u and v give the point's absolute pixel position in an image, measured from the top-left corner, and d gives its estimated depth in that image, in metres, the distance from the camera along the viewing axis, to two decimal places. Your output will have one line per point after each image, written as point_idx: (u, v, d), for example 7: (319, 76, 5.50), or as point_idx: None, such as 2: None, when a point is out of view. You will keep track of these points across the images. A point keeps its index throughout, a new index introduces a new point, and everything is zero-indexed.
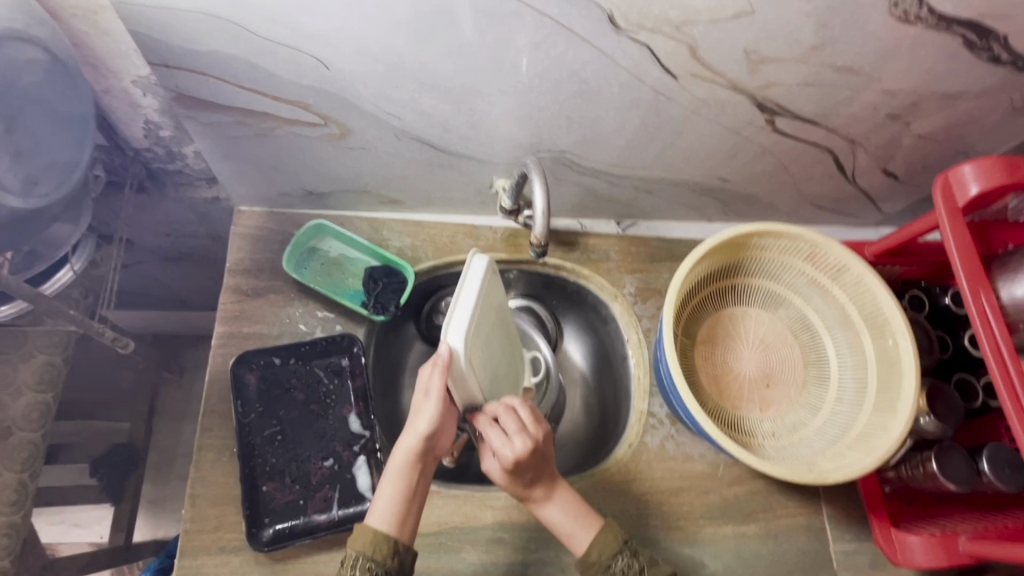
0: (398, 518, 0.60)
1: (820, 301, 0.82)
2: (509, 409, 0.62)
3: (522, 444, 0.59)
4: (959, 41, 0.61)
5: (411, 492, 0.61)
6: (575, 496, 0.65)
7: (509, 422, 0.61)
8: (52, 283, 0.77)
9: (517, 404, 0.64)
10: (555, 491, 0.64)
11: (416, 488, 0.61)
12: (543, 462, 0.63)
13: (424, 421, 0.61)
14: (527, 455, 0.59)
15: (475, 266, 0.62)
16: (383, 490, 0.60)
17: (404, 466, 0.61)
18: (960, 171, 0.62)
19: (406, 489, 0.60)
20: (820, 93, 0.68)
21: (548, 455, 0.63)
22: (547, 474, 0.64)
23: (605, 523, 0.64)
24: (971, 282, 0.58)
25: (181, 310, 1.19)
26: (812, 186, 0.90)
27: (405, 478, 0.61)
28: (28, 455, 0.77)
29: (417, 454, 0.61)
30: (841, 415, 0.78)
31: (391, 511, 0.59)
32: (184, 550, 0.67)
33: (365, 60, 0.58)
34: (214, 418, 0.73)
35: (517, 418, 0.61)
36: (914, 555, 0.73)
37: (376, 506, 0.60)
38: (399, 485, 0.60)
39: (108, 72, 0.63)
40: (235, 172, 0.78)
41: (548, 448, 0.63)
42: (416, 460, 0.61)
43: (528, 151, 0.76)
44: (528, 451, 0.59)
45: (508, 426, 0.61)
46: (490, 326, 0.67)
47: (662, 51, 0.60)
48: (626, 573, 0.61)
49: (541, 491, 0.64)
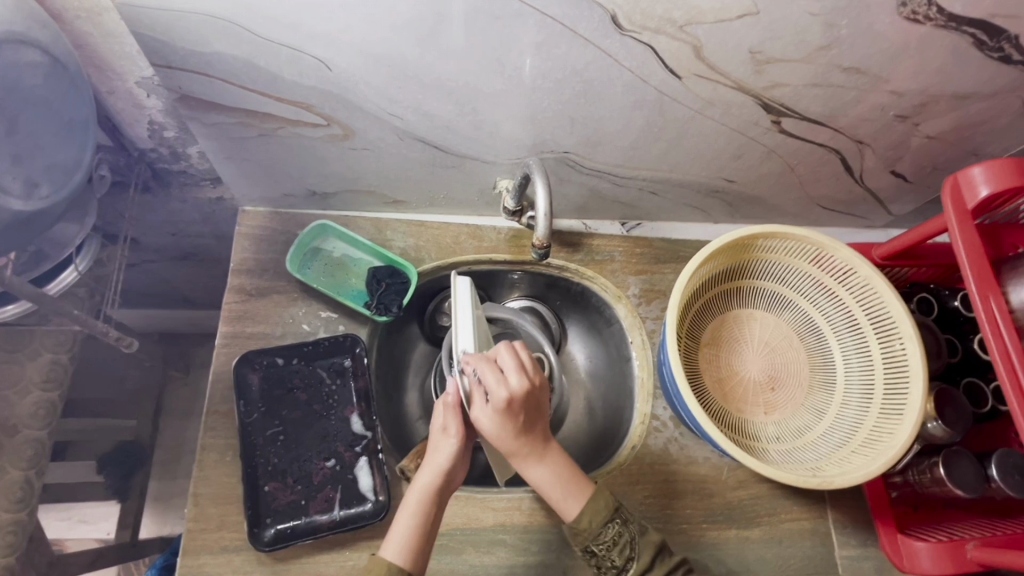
0: (412, 552, 0.59)
1: (827, 304, 0.81)
2: (510, 349, 0.62)
3: (518, 382, 0.59)
4: (970, 41, 0.60)
5: (427, 525, 0.61)
6: (565, 460, 0.64)
7: (507, 362, 0.61)
8: (56, 283, 0.77)
9: (516, 347, 0.63)
10: (545, 451, 0.63)
11: (432, 523, 0.61)
12: (539, 413, 0.62)
13: (445, 456, 0.63)
14: (522, 394, 0.59)
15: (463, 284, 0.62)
16: (401, 521, 0.61)
17: (422, 499, 0.62)
18: (970, 172, 0.61)
19: (423, 519, 0.61)
20: (827, 93, 0.67)
21: (540, 404, 0.62)
22: (541, 435, 0.63)
23: (595, 490, 0.64)
24: (979, 285, 0.57)
25: (187, 308, 1.20)
26: (820, 187, 0.89)
27: (424, 509, 0.61)
28: (34, 453, 0.78)
29: (435, 490, 0.62)
30: (847, 419, 0.77)
31: (405, 545, 0.59)
32: (186, 549, 0.68)
33: (365, 59, 0.58)
34: (216, 418, 0.74)
35: (515, 358, 0.61)
36: (921, 561, 0.72)
37: (390, 538, 0.60)
38: (415, 517, 0.60)
39: (112, 73, 0.63)
40: (239, 173, 0.78)
41: (543, 397, 0.62)
42: (434, 496, 0.62)
43: (531, 151, 0.75)
44: (524, 389, 0.59)
45: (505, 366, 0.61)
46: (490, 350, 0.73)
47: (666, 52, 0.59)
48: (617, 540, 0.62)
49: (531, 448, 0.62)
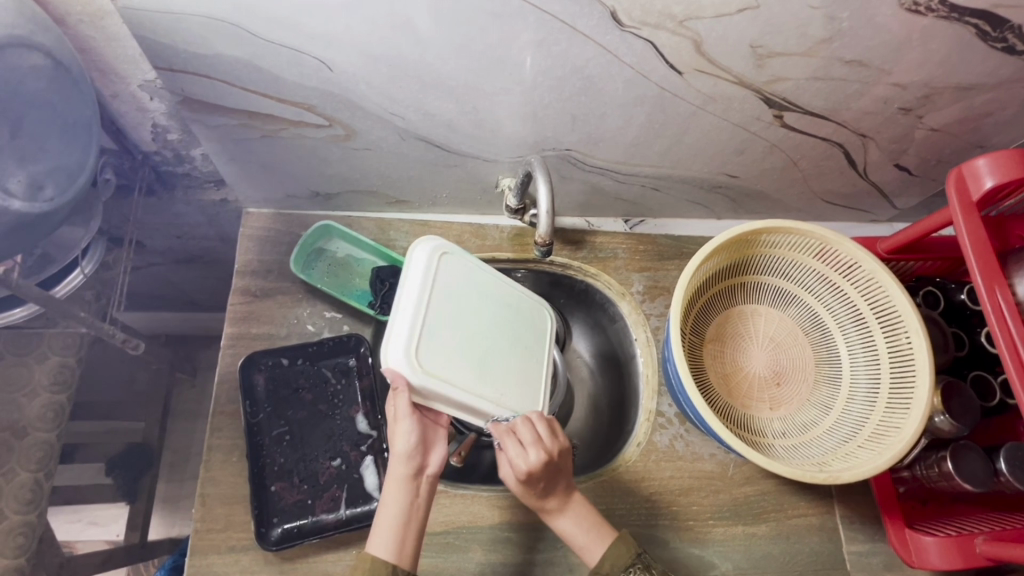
0: (397, 542, 0.59)
1: (831, 298, 0.81)
2: (528, 421, 0.64)
3: (535, 455, 0.60)
4: (972, 32, 0.60)
5: (406, 516, 0.60)
6: (588, 509, 0.65)
7: (525, 433, 0.62)
8: (64, 285, 0.78)
9: (536, 416, 0.64)
10: (568, 503, 0.64)
11: (411, 509, 0.61)
12: (560, 475, 0.63)
13: (403, 441, 0.62)
14: (541, 465, 0.60)
15: (418, 252, 0.67)
16: (384, 515, 0.60)
17: (395, 490, 0.61)
18: (974, 164, 0.61)
19: (401, 512, 0.60)
20: (829, 87, 0.67)
21: (562, 469, 0.63)
22: (563, 490, 0.64)
23: (618, 535, 0.63)
24: (986, 278, 0.57)
25: (193, 310, 1.20)
26: (823, 181, 0.88)
27: (400, 501, 0.61)
28: (43, 455, 0.78)
29: (405, 478, 0.62)
30: (853, 414, 0.76)
31: (390, 538, 0.59)
32: (194, 549, 0.68)
33: (366, 59, 0.58)
34: (224, 418, 0.74)
35: (533, 430, 0.62)
36: (930, 556, 0.71)
37: (376, 534, 0.60)
38: (394, 510, 0.60)
39: (116, 77, 0.64)
40: (242, 175, 0.79)
41: (565, 461, 0.63)
42: (406, 485, 0.62)
43: (532, 150, 0.76)
44: (542, 462, 0.60)
45: (523, 438, 0.62)
46: (465, 317, 0.68)
47: (666, 47, 0.59)
48: None
49: (554, 502, 0.63)
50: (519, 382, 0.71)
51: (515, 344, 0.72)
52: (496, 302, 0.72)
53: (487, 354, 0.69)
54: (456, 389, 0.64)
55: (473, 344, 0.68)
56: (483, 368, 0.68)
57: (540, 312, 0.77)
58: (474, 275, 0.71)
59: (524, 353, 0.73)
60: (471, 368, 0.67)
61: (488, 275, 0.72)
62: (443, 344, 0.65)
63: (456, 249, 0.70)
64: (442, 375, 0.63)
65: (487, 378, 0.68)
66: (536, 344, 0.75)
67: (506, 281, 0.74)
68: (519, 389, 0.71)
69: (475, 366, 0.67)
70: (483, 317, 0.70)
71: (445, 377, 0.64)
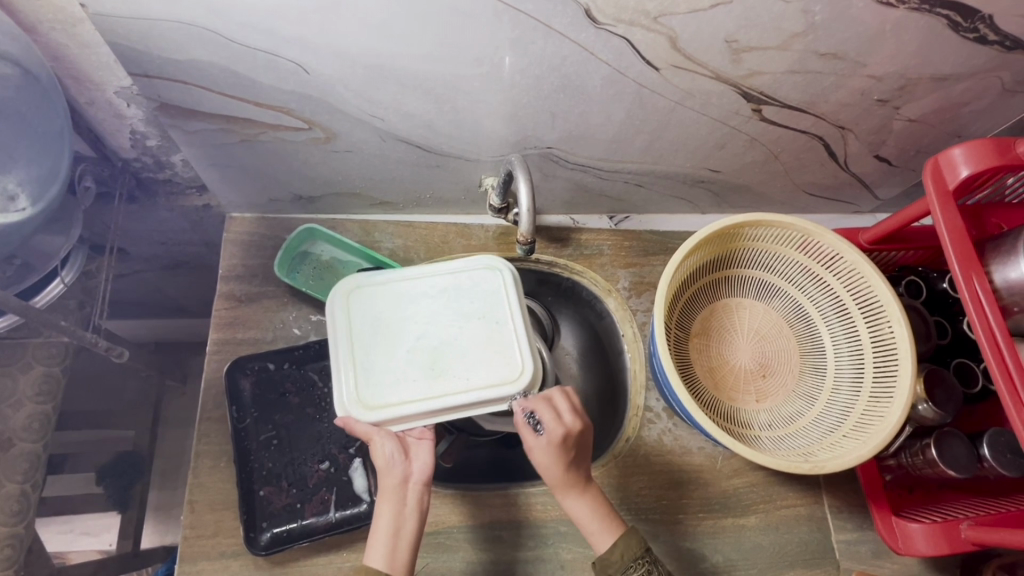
0: (392, 551, 0.60)
1: (815, 290, 0.81)
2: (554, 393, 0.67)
3: (573, 420, 0.64)
4: (944, 22, 0.60)
5: (395, 528, 0.60)
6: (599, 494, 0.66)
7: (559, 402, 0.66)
8: (44, 296, 0.76)
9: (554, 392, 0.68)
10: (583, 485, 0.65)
11: (403, 519, 0.61)
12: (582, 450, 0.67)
13: (382, 455, 0.61)
14: (579, 431, 0.64)
15: (333, 302, 0.68)
16: (377, 527, 0.60)
17: (385, 502, 0.61)
18: (950, 154, 0.61)
19: (393, 524, 0.60)
20: (805, 80, 0.67)
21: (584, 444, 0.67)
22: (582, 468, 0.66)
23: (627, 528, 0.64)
24: (964, 266, 0.58)
25: (180, 317, 1.20)
26: (805, 174, 0.89)
27: (389, 515, 0.61)
28: (30, 466, 0.78)
29: (392, 489, 0.61)
30: (838, 404, 0.77)
31: (383, 549, 0.59)
32: (184, 556, 0.68)
33: (343, 62, 0.58)
34: (210, 424, 0.74)
35: (564, 400, 0.66)
36: (916, 543, 0.71)
37: (372, 547, 0.60)
38: (385, 521, 0.60)
39: (91, 84, 0.64)
40: (223, 180, 0.78)
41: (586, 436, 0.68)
42: (394, 496, 0.61)
43: (513, 149, 0.76)
44: (580, 426, 0.65)
45: (558, 406, 0.65)
46: (398, 332, 0.67)
47: (642, 44, 0.59)
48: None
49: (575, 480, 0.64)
50: (492, 356, 0.67)
51: (468, 323, 0.68)
52: (430, 294, 0.69)
53: (435, 349, 0.66)
54: (420, 404, 0.63)
55: (419, 350, 0.66)
56: (437, 364, 0.65)
57: (492, 276, 0.71)
58: (395, 287, 0.70)
59: (486, 324, 0.69)
60: (424, 374, 0.65)
61: (416, 273, 0.70)
62: (386, 372, 0.65)
63: (370, 275, 0.70)
64: (396, 401, 0.63)
65: (448, 371, 0.65)
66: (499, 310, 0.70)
67: (441, 268, 0.71)
68: (494, 360, 0.67)
69: (428, 368, 0.65)
70: (418, 316, 0.68)
71: (401, 398, 0.63)
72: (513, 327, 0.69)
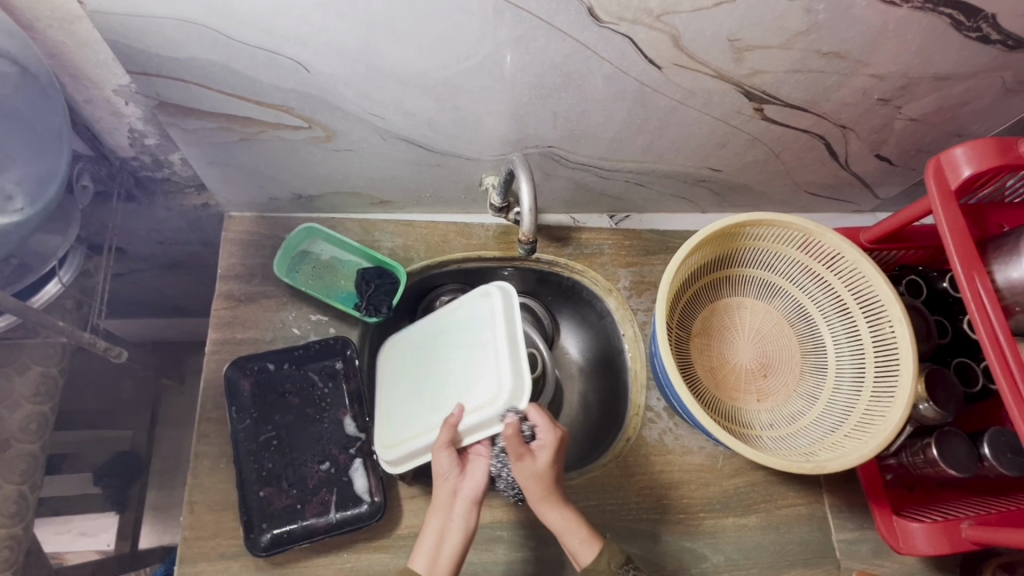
0: (435, 557, 0.61)
1: (816, 289, 0.81)
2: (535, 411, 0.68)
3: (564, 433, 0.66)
4: (947, 21, 0.60)
5: (439, 536, 0.62)
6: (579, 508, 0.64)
7: (536, 417, 0.66)
8: (40, 296, 0.75)
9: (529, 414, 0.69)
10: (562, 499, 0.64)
11: (450, 530, 0.62)
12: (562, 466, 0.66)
13: (442, 467, 0.65)
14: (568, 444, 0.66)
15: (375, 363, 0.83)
16: (424, 536, 0.62)
17: (437, 509, 0.63)
18: (952, 153, 0.61)
19: (438, 532, 0.62)
20: (808, 79, 0.67)
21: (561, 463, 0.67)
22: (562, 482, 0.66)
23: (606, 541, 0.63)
24: (965, 266, 0.57)
25: (178, 316, 1.19)
26: (806, 173, 0.89)
27: (437, 522, 0.63)
28: (27, 467, 0.77)
29: (444, 498, 0.64)
30: (839, 404, 0.77)
31: (428, 553, 0.61)
32: (183, 557, 0.68)
33: (344, 61, 0.58)
34: (209, 425, 0.74)
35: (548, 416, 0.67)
36: (918, 543, 0.72)
37: (416, 552, 0.62)
38: (433, 528, 0.62)
39: (89, 82, 0.63)
40: (222, 179, 0.78)
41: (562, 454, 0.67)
42: (444, 505, 0.63)
43: (515, 147, 0.75)
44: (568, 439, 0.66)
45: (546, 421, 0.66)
46: (414, 377, 0.78)
47: (645, 42, 0.59)
48: None
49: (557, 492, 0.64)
50: (480, 381, 0.71)
51: (462, 355, 0.75)
52: (436, 337, 0.79)
53: (437, 386, 0.75)
54: (422, 437, 0.71)
55: (428, 388, 0.75)
56: (437, 400, 0.74)
57: (482, 304, 0.76)
58: (415, 337, 0.80)
59: (475, 352, 0.74)
60: (427, 411, 0.74)
61: (429, 319, 0.80)
62: (404, 413, 0.75)
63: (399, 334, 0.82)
64: (405, 437, 0.73)
65: (447, 404, 0.73)
66: (485, 335, 0.74)
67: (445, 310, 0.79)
68: (480, 384, 0.71)
69: (433, 405, 0.74)
70: (429, 359, 0.78)
71: (413, 434, 0.73)
72: (496, 349, 0.72)
